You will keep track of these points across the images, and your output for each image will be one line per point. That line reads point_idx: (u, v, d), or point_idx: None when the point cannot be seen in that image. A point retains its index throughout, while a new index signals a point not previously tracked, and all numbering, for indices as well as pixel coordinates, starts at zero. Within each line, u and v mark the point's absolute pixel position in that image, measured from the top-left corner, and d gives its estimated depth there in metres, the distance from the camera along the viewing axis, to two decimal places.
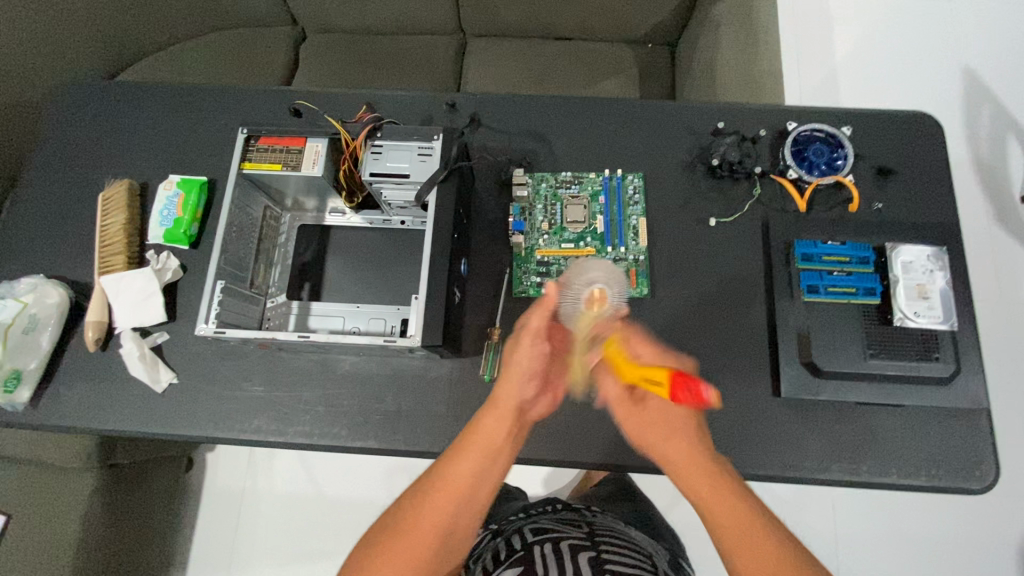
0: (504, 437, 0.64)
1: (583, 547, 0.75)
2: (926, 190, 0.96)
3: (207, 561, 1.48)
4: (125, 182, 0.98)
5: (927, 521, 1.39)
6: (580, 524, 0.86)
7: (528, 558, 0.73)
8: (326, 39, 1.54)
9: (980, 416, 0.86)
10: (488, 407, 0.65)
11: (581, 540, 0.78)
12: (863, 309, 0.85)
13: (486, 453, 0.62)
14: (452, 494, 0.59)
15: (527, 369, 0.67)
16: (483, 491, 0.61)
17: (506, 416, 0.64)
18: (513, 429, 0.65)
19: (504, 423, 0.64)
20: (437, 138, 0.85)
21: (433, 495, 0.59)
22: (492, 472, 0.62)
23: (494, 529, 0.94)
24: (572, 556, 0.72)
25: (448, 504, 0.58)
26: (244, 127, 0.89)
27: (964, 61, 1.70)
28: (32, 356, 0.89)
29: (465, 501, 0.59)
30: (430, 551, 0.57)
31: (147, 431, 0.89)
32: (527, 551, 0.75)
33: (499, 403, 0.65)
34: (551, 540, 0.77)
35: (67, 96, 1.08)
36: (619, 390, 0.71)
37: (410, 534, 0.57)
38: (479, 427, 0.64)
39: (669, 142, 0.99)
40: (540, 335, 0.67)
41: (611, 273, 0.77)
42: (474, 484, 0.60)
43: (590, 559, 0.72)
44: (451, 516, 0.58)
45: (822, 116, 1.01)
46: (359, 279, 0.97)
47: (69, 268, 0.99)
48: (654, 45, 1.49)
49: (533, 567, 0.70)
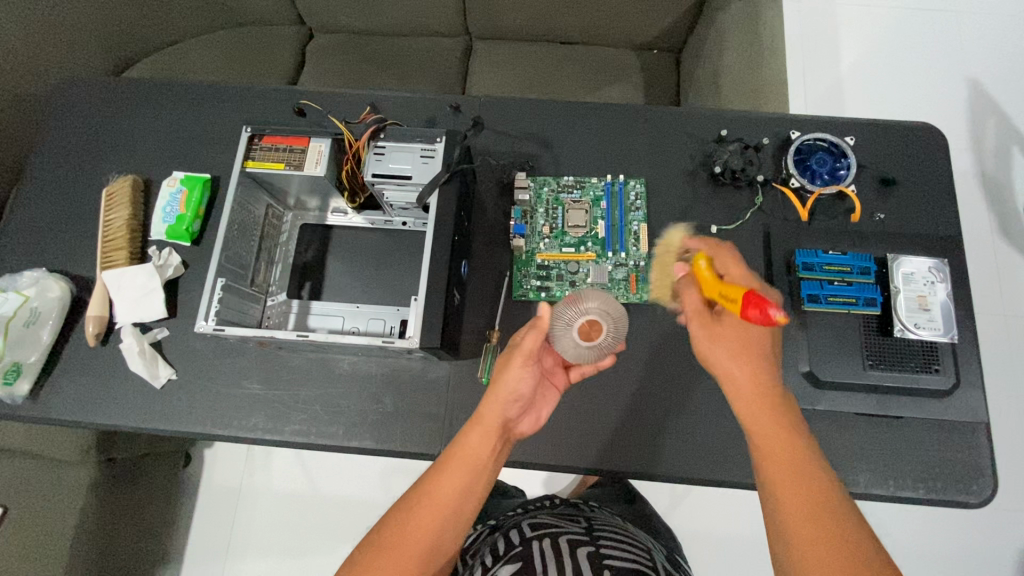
0: (487, 455, 0.65)
1: (582, 543, 0.74)
2: (928, 201, 0.96)
3: (202, 556, 1.48)
4: (128, 177, 0.99)
5: (926, 532, 1.38)
6: (579, 520, 0.85)
7: (527, 552, 0.72)
8: (333, 40, 1.54)
9: (980, 429, 0.86)
10: (472, 425, 0.66)
11: (580, 536, 0.77)
12: (863, 320, 0.85)
13: (469, 471, 0.63)
14: (437, 510, 0.61)
15: (515, 391, 0.68)
16: (467, 505, 0.63)
17: (490, 434, 0.65)
18: (496, 445, 0.66)
19: (488, 440, 0.65)
20: (440, 140, 0.85)
21: (419, 509, 0.61)
22: (476, 488, 0.64)
23: (492, 524, 0.94)
24: (571, 552, 0.72)
25: (431, 519, 0.61)
26: (248, 126, 0.90)
27: (969, 73, 1.70)
28: (32, 349, 0.90)
29: (449, 517, 0.61)
30: (418, 566, 0.59)
31: (144, 426, 0.89)
32: (526, 546, 0.75)
33: (483, 422, 0.65)
34: (550, 536, 0.76)
35: (73, 91, 1.09)
36: (699, 305, 0.72)
37: (395, 550, 0.59)
38: (464, 444, 0.65)
39: (672, 148, 0.99)
40: (531, 357, 0.67)
41: (607, 303, 0.70)
42: (458, 499, 0.62)
43: (589, 555, 0.71)
44: (435, 531, 0.60)
45: (826, 125, 1.01)
46: (359, 280, 0.98)
47: (71, 262, 0.99)
48: (659, 50, 1.49)
49: (531, 563, 0.70)
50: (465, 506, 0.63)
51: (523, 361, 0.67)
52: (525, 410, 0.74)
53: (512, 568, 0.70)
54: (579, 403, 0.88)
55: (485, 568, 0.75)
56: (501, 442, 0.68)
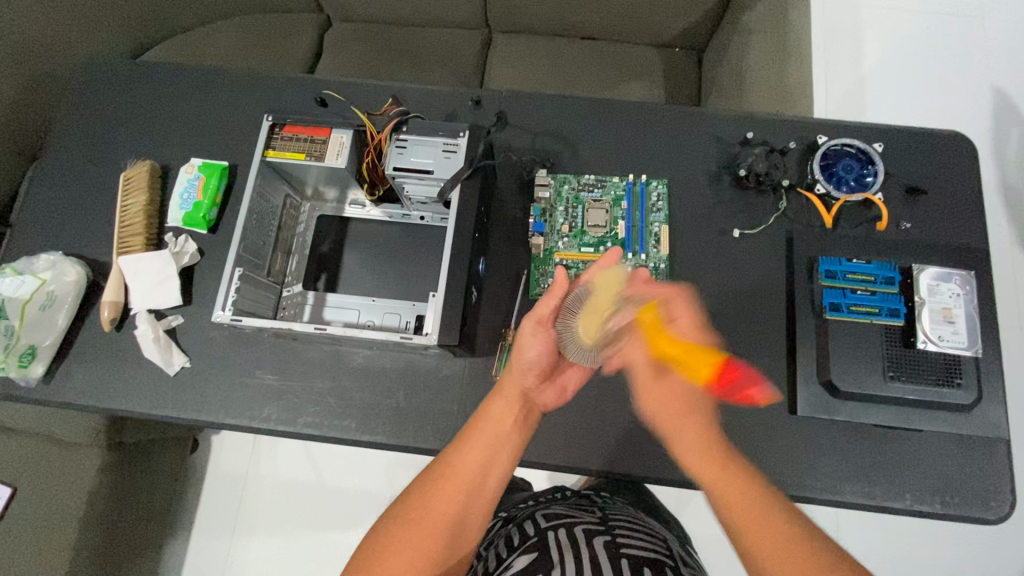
0: (510, 423, 0.68)
1: (598, 532, 0.74)
2: (955, 212, 0.94)
3: (206, 540, 1.48)
4: (147, 163, 0.99)
5: (935, 544, 1.37)
6: (593, 509, 0.84)
7: (543, 543, 0.72)
8: (351, 29, 1.53)
9: (999, 445, 0.85)
10: (492, 398, 0.69)
11: (595, 525, 0.76)
12: (886, 330, 0.84)
13: (492, 439, 0.65)
14: (461, 482, 0.62)
15: (532, 359, 0.71)
16: (491, 478, 0.64)
17: (510, 402, 0.69)
18: (518, 415, 0.69)
19: (509, 409, 0.68)
20: (463, 136, 0.84)
21: (442, 484, 0.61)
22: (498, 457, 0.65)
23: (504, 516, 0.93)
24: (587, 541, 0.71)
25: (456, 492, 0.61)
26: (269, 114, 0.89)
27: (994, 81, 1.66)
28: (48, 332, 0.90)
29: (473, 488, 0.62)
30: (444, 540, 0.59)
31: (157, 413, 0.89)
32: (541, 536, 0.74)
33: (503, 390, 0.69)
34: (565, 525, 0.76)
35: (91, 74, 1.08)
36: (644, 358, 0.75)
37: (418, 522, 0.59)
38: (485, 415, 0.67)
39: (696, 149, 0.98)
40: (542, 322, 0.71)
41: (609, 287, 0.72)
42: (482, 471, 0.63)
43: (605, 544, 0.70)
44: (460, 505, 0.61)
45: (852, 131, 0.99)
46: (375, 273, 0.97)
47: (87, 246, 0.99)
48: (680, 49, 1.46)
49: (547, 553, 0.69)
50: (489, 477, 0.64)
51: (534, 327, 0.71)
52: (546, 381, 0.76)
53: (527, 559, 0.69)
54: (593, 405, 0.87)
55: (500, 560, 0.74)
56: (525, 412, 0.71)
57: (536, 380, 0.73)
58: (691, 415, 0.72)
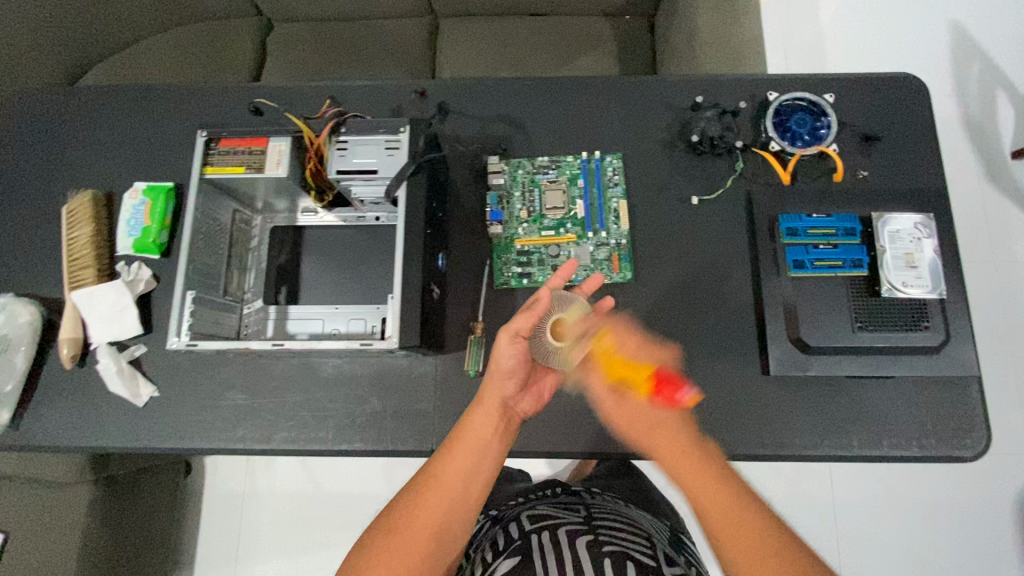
0: (492, 431, 0.65)
1: (581, 533, 0.73)
2: (910, 154, 0.94)
3: (212, 562, 1.49)
4: (89, 192, 0.95)
5: (927, 485, 1.39)
6: (578, 508, 0.84)
7: (526, 548, 0.72)
8: (292, 29, 1.48)
9: (972, 382, 0.85)
10: (473, 407, 0.67)
11: (578, 525, 0.76)
12: (850, 282, 0.83)
13: (474, 449, 0.63)
14: (444, 493, 0.60)
15: (508, 367, 0.67)
16: (476, 485, 0.62)
17: (492, 411, 0.66)
18: (500, 424, 0.66)
19: (490, 420, 0.65)
20: (404, 130, 0.82)
21: (427, 495, 0.60)
22: (482, 468, 0.62)
23: (493, 516, 0.93)
24: (569, 545, 0.71)
25: (440, 502, 0.59)
26: (203, 129, 0.86)
27: (950, 15, 1.65)
28: (8, 377, 0.88)
29: (458, 498, 0.60)
30: (428, 549, 0.58)
31: (131, 445, 0.88)
32: (524, 540, 0.74)
33: (483, 401, 0.66)
34: (549, 528, 0.75)
35: (19, 108, 1.04)
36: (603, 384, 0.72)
37: (402, 534, 0.58)
38: (467, 426, 0.65)
39: (647, 119, 0.96)
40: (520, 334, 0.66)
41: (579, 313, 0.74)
42: (466, 481, 0.61)
43: (586, 545, 0.70)
44: (445, 512, 0.59)
45: (802, 83, 0.97)
46: (336, 280, 0.95)
47: (37, 284, 0.96)
48: (631, 16, 1.43)
49: (530, 559, 0.69)
50: (472, 486, 0.61)
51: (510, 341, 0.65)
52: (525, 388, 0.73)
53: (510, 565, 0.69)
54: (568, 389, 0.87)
55: (486, 564, 0.74)
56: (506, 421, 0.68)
57: (515, 388, 0.70)
58: (658, 426, 0.66)
